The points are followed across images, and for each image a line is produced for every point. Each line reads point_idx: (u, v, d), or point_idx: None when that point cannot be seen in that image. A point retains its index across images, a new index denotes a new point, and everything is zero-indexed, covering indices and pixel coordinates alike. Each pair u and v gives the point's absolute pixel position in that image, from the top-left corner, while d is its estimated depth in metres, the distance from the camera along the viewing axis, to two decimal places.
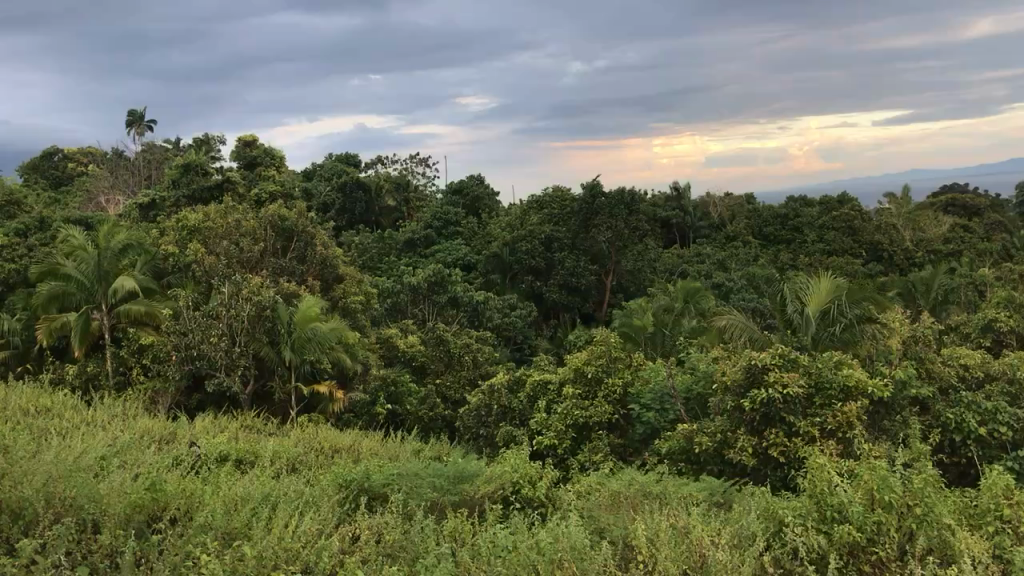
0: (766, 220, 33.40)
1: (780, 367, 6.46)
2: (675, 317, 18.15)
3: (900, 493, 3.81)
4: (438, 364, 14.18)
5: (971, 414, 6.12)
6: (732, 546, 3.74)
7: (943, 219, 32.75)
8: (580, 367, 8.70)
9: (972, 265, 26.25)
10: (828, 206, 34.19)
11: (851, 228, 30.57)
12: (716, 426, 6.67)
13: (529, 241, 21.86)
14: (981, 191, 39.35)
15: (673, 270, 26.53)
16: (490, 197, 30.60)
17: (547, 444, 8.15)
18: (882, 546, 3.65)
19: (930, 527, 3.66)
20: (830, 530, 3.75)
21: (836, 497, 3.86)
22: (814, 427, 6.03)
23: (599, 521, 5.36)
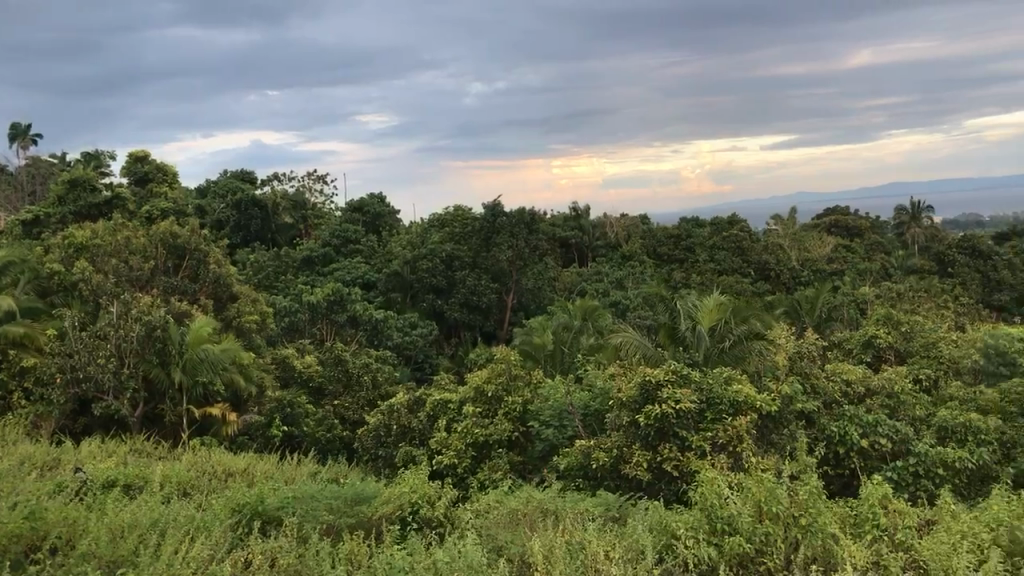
0: (659, 240, 31.54)
1: (674, 384, 6.66)
2: (574, 334, 16.73)
3: (786, 504, 4.10)
4: (336, 386, 12.00)
5: (854, 428, 6.99)
6: (627, 560, 3.94)
7: (826, 238, 32.21)
8: (479, 386, 8.31)
9: (854, 283, 25.95)
10: (718, 227, 33.08)
11: (740, 248, 28.72)
12: (612, 442, 6.67)
13: (430, 259, 20.12)
14: (860, 215, 39.43)
15: (572, 288, 25.67)
16: (390, 214, 28.18)
17: (446, 464, 7.61)
18: (771, 557, 3.87)
19: (815, 536, 3.92)
20: (721, 542, 3.99)
21: (726, 509, 4.13)
22: (706, 441, 6.18)
23: (497, 539, 5.06)
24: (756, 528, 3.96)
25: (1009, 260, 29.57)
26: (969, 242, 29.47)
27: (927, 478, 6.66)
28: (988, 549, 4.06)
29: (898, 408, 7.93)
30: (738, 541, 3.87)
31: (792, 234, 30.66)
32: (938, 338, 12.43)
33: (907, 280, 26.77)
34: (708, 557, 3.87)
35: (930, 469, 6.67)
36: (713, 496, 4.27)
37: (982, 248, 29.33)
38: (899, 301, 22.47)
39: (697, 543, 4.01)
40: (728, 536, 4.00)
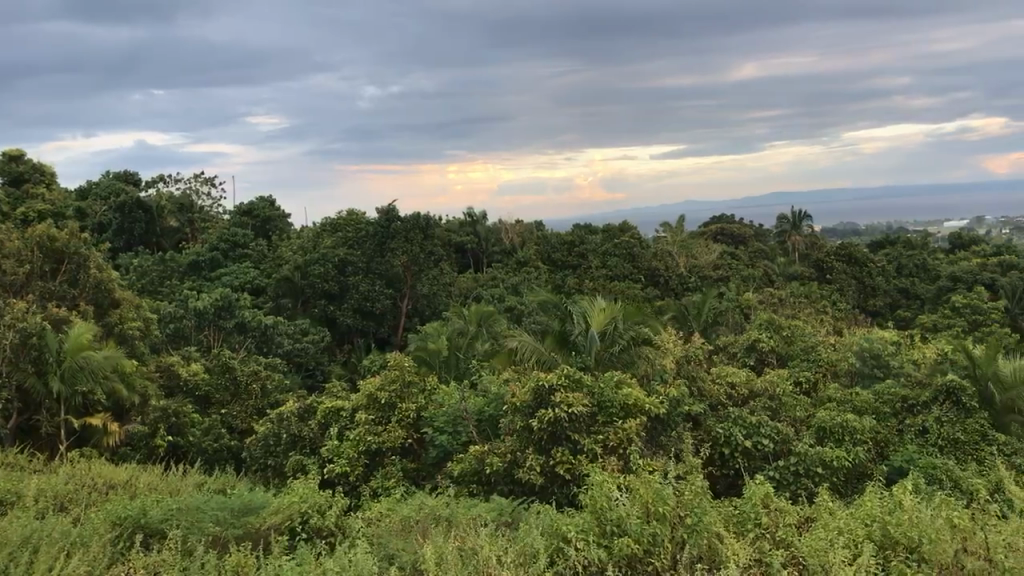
0: (553, 246, 31.85)
1: (566, 388, 6.81)
2: (469, 341, 16.81)
3: (672, 505, 4.28)
4: (223, 395, 11.56)
5: (738, 430, 7.41)
6: (518, 564, 4.01)
7: (713, 245, 33.14)
8: (373, 394, 8.17)
9: (739, 289, 26.79)
10: (609, 233, 33.64)
11: (631, 255, 29.46)
12: (506, 446, 6.69)
13: (322, 265, 19.91)
14: (745, 223, 40.79)
15: (467, 294, 25.74)
16: (281, 218, 27.62)
17: (337, 472, 7.41)
18: (658, 557, 4.04)
19: (700, 535, 4.14)
20: (611, 544, 4.11)
21: (616, 512, 4.26)
22: (597, 444, 6.39)
23: (388, 547, 5.07)
24: (644, 529, 4.12)
25: (882, 267, 31.04)
26: (845, 249, 30.82)
27: (808, 477, 6.84)
28: (863, 543, 4.23)
29: (778, 410, 8.31)
30: (627, 542, 4.02)
31: (681, 242, 31.40)
32: (818, 342, 12.99)
33: (788, 286, 27.82)
34: (597, 559, 3.99)
35: (809, 468, 6.86)
36: (603, 499, 4.41)
37: (858, 256, 30.72)
38: (781, 307, 23.35)
39: (587, 544, 4.12)
40: (617, 538, 4.14)
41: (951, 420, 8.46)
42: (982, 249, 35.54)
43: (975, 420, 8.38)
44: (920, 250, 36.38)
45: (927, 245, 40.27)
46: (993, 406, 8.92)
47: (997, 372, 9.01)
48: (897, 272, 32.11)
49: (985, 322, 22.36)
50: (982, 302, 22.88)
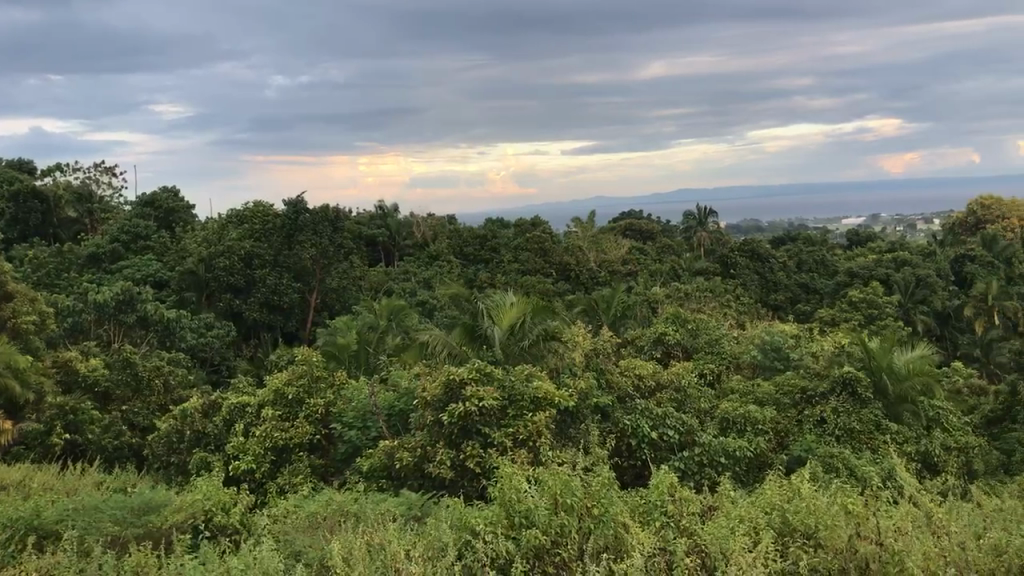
0: (465, 241, 31.84)
1: (477, 382, 6.90)
2: (379, 334, 16.71)
3: (580, 497, 4.49)
4: (125, 390, 11.22)
5: (645, 421, 7.63)
6: (426, 557, 4.06)
7: (623, 241, 33.62)
8: (279, 389, 7.98)
9: (647, 284, 27.25)
10: (521, 229, 33.91)
11: (543, 249, 29.64)
12: (416, 441, 6.74)
13: (228, 257, 19.46)
14: (652, 220, 41.57)
15: (378, 289, 25.58)
16: (186, 209, 26.92)
17: (243, 469, 7.27)
18: (565, 547, 4.17)
19: (606, 527, 4.31)
20: (520, 536, 4.21)
21: (524, 504, 4.38)
22: (508, 437, 6.46)
23: (294, 544, 5.06)
24: (551, 522, 4.26)
25: (784, 262, 31.98)
26: (749, 245, 31.61)
27: (711, 467, 7.29)
28: (763, 530, 4.33)
29: (684, 402, 8.79)
30: (535, 534, 4.12)
31: (592, 237, 31.74)
32: (721, 336, 13.53)
33: (694, 281, 28.40)
34: (505, 550, 4.08)
35: (714, 458, 7.33)
36: (512, 490, 4.51)
37: (760, 252, 31.57)
38: (687, 301, 23.88)
39: (496, 536, 4.21)
40: (525, 530, 4.25)
41: (847, 410, 8.86)
42: (876, 247, 36.90)
43: (869, 411, 8.81)
44: (819, 247, 37.53)
45: (826, 241, 41.64)
46: (886, 396, 9.44)
47: (891, 365, 9.55)
48: (798, 267, 33.10)
49: (880, 316, 23.30)
50: (877, 297, 23.82)
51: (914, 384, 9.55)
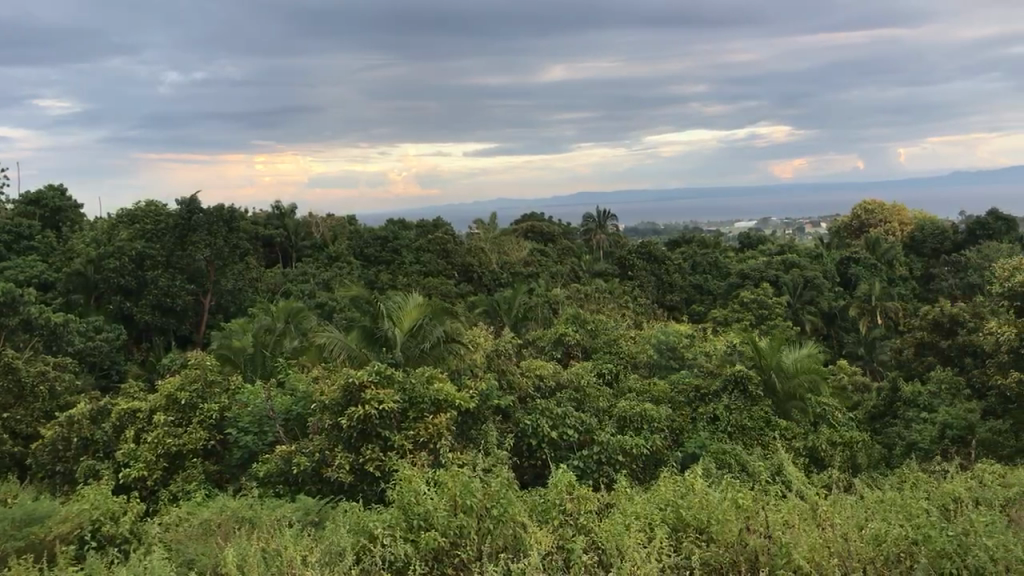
0: (366, 241, 31.58)
1: (376, 385, 6.95)
2: (277, 337, 16.51)
3: (480, 496, 4.49)
4: (7, 398, 10.71)
5: (544, 421, 7.87)
6: (322, 562, 4.07)
7: (524, 242, 33.97)
8: (172, 394, 7.74)
9: (549, 285, 27.56)
10: (422, 231, 33.95)
11: (445, 251, 29.85)
12: (314, 445, 6.67)
13: (117, 258, 18.91)
14: (553, 222, 42.10)
15: (276, 290, 25.22)
16: (72, 208, 25.94)
17: (134, 476, 6.83)
18: (463, 547, 4.21)
19: (507, 525, 4.34)
20: (418, 538, 4.27)
21: (423, 506, 4.45)
22: (407, 440, 6.59)
23: (186, 552, 4.96)
24: (451, 523, 4.30)
25: (680, 265, 32.82)
26: (646, 247, 32.36)
27: (609, 465, 7.55)
28: (658, 526, 4.44)
29: (583, 400, 9.08)
30: (434, 536, 4.18)
31: (494, 238, 31.91)
32: (618, 337, 13.95)
33: (593, 283, 28.88)
34: (403, 553, 4.13)
35: (611, 457, 7.58)
36: (412, 493, 4.61)
37: (657, 253, 32.32)
38: (586, 301, 24.31)
39: (394, 540, 4.27)
40: (423, 532, 4.33)
41: (737, 407, 9.39)
42: (767, 249, 38.23)
43: (758, 408, 9.39)
44: (712, 249, 38.65)
45: (719, 244, 42.87)
46: (776, 393, 10.15)
47: (780, 363, 10.30)
48: (692, 269, 34.03)
49: (770, 316, 24.22)
50: (767, 298, 24.71)
51: (801, 382, 10.25)
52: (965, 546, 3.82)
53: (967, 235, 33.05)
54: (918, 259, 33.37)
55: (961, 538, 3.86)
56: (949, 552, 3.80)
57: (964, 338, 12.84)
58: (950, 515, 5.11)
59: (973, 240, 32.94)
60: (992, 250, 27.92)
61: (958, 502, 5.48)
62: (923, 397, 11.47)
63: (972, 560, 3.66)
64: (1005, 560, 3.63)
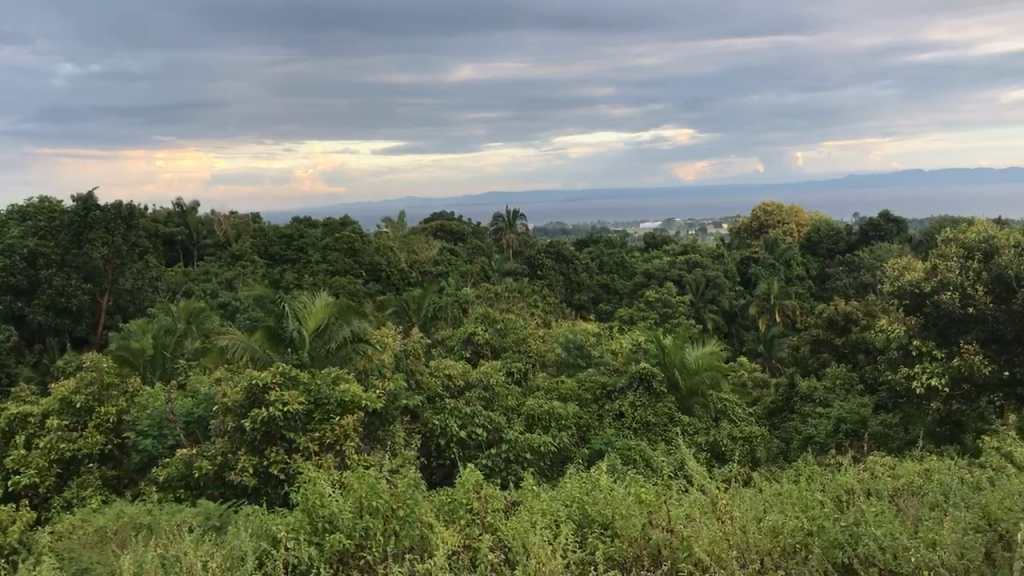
0: (270, 240, 30.85)
1: (280, 387, 6.53)
2: (177, 339, 15.93)
3: (385, 498, 4.18)
4: None
5: (453, 422, 7.77)
6: (222, 570, 3.67)
7: (432, 241, 33.72)
8: (66, 397, 7.02)
9: (458, 284, 27.36)
10: (329, 229, 33.45)
11: (352, 251, 28.91)
12: (217, 448, 6.19)
13: (7, 256, 18.07)
14: (461, 221, 42.06)
15: (176, 290, 24.48)
16: None
17: (24, 483, 6.14)
18: (370, 550, 3.93)
19: (412, 526, 4.08)
20: (322, 541, 3.93)
21: (327, 508, 4.08)
22: (313, 442, 6.11)
23: (78, 562, 4.40)
24: (357, 524, 3.98)
25: (588, 264, 33.17)
26: (554, 247, 32.57)
27: (517, 463, 7.61)
28: (563, 523, 4.18)
29: (491, 399, 8.98)
30: (340, 538, 3.86)
31: (402, 238, 31.56)
32: (528, 335, 13.94)
33: (503, 282, 28.79)
34: (308, 558, 3.78)
35: (519, 456, 7.65)
36: (316, 494, 4.22)
37: (565, 253, 32.57)
38: (497, 301, 24.24)
39: (299, 544, 3.91)
40: (328, 534, 3.97)
41: (642, 403, 9.67)
42: (671, 249, 38.87)
43: (662, 404, 9.67)
44: (619, 249, 39.20)
45: (625, 244, 43.51)
46: (679, 389, 10.40)
47: (683, 361, 10.56)
48: (599, 268, 34.39)
49: (673, 315, 24.71)
50: (671, 298, 25.24)
51: (703, 378, 10.55)
52: (857, 536, 3.66)
53: (859, 236, 34.50)
54: (814, 259, 34.57)
55: (855, 528, 3.71)
56: (844, 542, 3.62)
57: (857, 335, 13.33)
58: (841, 505, 5.12)
59: (865, 240, 34.36)
60: (884, 250, 29.17)
61: (851, 493, 5.47)
62: (819, 393, 11.86)
63: (861, 548, 3.53)
64: (892, 548, 3.49)
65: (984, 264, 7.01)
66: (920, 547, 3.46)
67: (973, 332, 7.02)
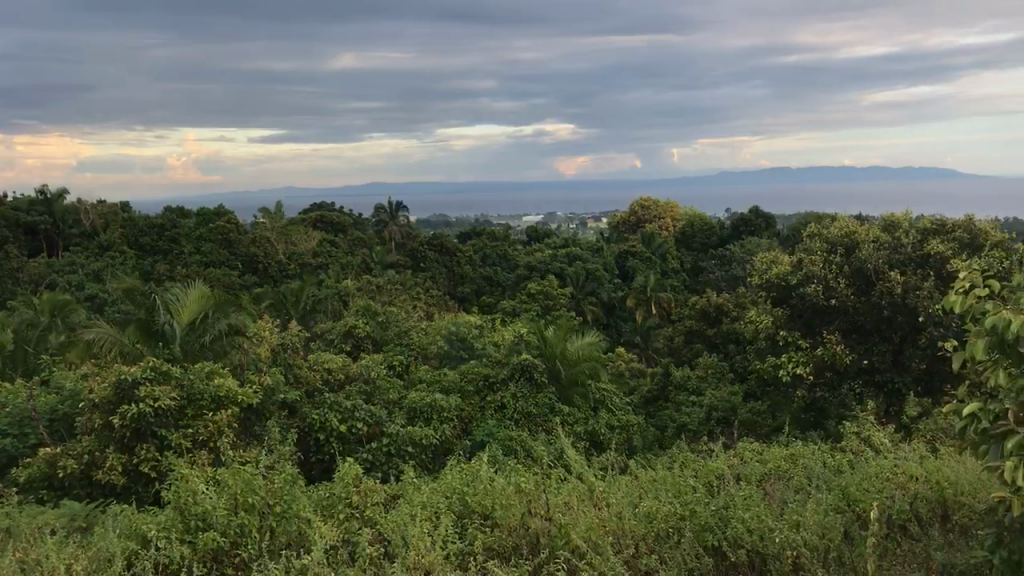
0: (141, 230, 29.69)
1: (153, 381, 5.84)
2: (39, 333, 15.13)
3: (263, 494, 3.79)
4: None
5: (334, 416, 7.56)
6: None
7: (312, 232, 33.03)
8: None
9: (339, 274, 26.91)
10: (203, 219, 32.42)
11: (227, 241, 28.23)
12: (82, 445, 5.57)
13: None
14: (341, 212, 41.43)
15: (37, 282, 23.34)
16: None
17: None
18: (246, 547, 3.52)
19: (289, 521, 3.73)
20: (195, 540, 3.50)
21: (201, 505, 3.65)
22: (185, 439, 5.56)
23: None
24: (231, 521, 3.56)
25: (470, 257, 33.24)
26: (438, 240, 32.53)
27: (398, 456, 7.37)
28: (443, 514, 4.12)
29: (372, 393, 8.78)
30: (212, 536, 3.42)
31: (280, 227, 30.81)
32: (409, 328, 13.94)
33: (385, 274, 28.54)
34: (177, 557, 3.34)
35: (400, 449, 7.42)
36: (187, 491, 3.79)
37: (447, 245, 32.75)
38: (378, 293, 23.95)
39: (169, 543, 3.47)
40: (202, 533, 3.54)
41: (524, 395, 9.69)
42: (552, 243, 39.22)
43: (542, 395, 9.72)
44: (501, 241, 39.40)
45: (508, 236, 43.83)
46: (561, 380, 10.44)
47: (563, 351, 10.75)
48: (482, 261, 34.52)
49: (554, 307, 25.05)
50: (551, 289, 25.59)
51: (582, 368, 10.67)
52: (726, 519, 3.63)
53: (731, 231, 35.79)
54: (688, 253, 35.68)
55: (724, 512, 3.67)
56: (713, 525, 3.58)
57: (728, 327, 13.91)
58: (713, 490, 5.21)
59: (736, 235, 35.70)
60: (753, 245, 30.28)
61: (720, 478, 5.57)
62: (691, 382, 12.33)
63: (731, 530, 3.46)
64: (758, 528, 3.42)
65: (845, 258, 7.53)
66: (785, 529, 3.39)
67: (836, 323, 7.45)
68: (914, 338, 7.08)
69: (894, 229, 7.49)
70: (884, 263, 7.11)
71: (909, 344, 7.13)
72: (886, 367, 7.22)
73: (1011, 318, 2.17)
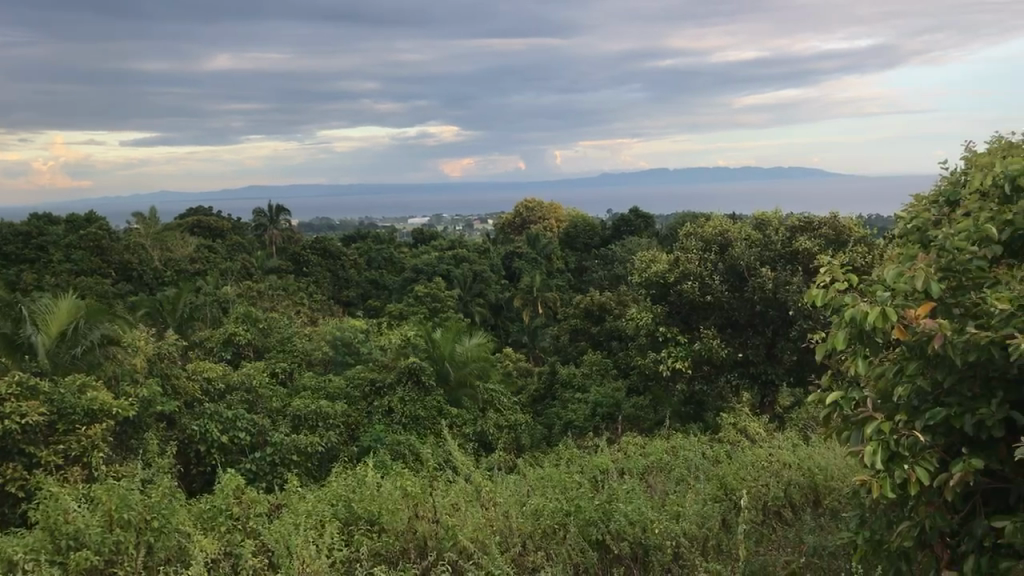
0: (3, 239, 28.07)
1: (19, 397, 5.30)
2: None
3: (139, 509, 3.61)
4: None
5: (215, 425, 7.38)
6: None
7: (188, 238, 31.82)
8: None
9: (218, 281, 26.11)
10: (71, 225, 30.96)
11: (98, 247, 26.95)
12: None
13: None
14: (218, 216, 40.30)
15: None
16: None
17: None
18: (123, 564, 3.31)
19: (166, 536, 3.52)
20: (65, 561, 3.25)
21: (72, 524, 3.40)
22: (55, 455, 5.12)
23: None
24: (105, 538, 3.36)
25: (354, 261, 32.93)
26: (320, 244, 32.00)
27: (283, 465, 7.23)
28: (329, 522, 3.93)
29: (255, 401, 8.81)
30: (86, 555, 3.18)
31: (155, 233, 29.65)
32: (292, 334, 13.92)
33: (266, 279, 28.04)
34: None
35: (285, 457, 7.30)
36: (55, 510, 3.54)
37: (331, 249, 32.23)
38: (260, 300, 23.40)
39: (37, 565, 3.20)
40: (73, 554, 3.29)
41: (412, 398, 9.49)
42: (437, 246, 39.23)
43: (431, 398, 9.58)
44: (385, 244, 39.14)
45: (393, 238, 43.67)
46: (449, 382, 10.52)
47: (452, 353, 10.68)
48: (367, 265, 34.23)
49: (442, 309, 25.08)
50: (438, 293, 25.58)
51: (471, 369, 10.80)
52: (608, 512, 3.54)
53: (612, 231, 36.62)
54: (572, 254, 36.30)
55: (606, 505, 3.60)
56: (596, 519, 3.47)
57: (611, 326, 14.29)
58: (598, 485, 5.26)
59: (617, 235, 36.57)
60: (634, 244, 31.10)
61: (605, 473, 5.75)
62: (576, 379, 12.68)
63: (613, 523, 3.40)
64: (640, 521, 3.39)
65: (720, 256, 7.93)
66: (666, 521, 3.40)
67: (713, 318, 7.88)
68: (786, 331, 7.53)
69: (765, 227, 7.94)
70: (757, 260, 7.50)
71: (782, 337, 7.56)
72: (760, 360, 7.65)
73: (872, 308, 1.96)
